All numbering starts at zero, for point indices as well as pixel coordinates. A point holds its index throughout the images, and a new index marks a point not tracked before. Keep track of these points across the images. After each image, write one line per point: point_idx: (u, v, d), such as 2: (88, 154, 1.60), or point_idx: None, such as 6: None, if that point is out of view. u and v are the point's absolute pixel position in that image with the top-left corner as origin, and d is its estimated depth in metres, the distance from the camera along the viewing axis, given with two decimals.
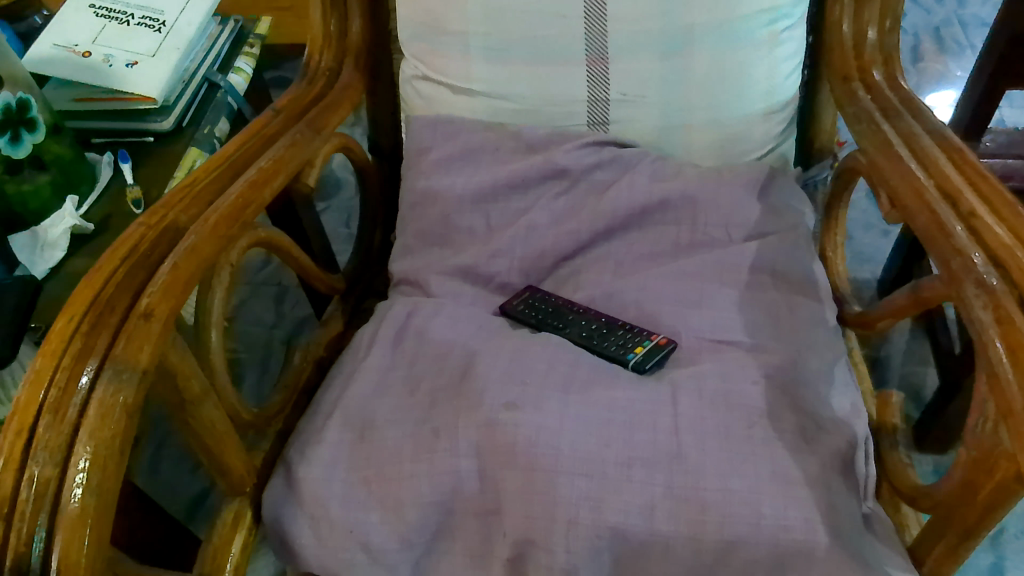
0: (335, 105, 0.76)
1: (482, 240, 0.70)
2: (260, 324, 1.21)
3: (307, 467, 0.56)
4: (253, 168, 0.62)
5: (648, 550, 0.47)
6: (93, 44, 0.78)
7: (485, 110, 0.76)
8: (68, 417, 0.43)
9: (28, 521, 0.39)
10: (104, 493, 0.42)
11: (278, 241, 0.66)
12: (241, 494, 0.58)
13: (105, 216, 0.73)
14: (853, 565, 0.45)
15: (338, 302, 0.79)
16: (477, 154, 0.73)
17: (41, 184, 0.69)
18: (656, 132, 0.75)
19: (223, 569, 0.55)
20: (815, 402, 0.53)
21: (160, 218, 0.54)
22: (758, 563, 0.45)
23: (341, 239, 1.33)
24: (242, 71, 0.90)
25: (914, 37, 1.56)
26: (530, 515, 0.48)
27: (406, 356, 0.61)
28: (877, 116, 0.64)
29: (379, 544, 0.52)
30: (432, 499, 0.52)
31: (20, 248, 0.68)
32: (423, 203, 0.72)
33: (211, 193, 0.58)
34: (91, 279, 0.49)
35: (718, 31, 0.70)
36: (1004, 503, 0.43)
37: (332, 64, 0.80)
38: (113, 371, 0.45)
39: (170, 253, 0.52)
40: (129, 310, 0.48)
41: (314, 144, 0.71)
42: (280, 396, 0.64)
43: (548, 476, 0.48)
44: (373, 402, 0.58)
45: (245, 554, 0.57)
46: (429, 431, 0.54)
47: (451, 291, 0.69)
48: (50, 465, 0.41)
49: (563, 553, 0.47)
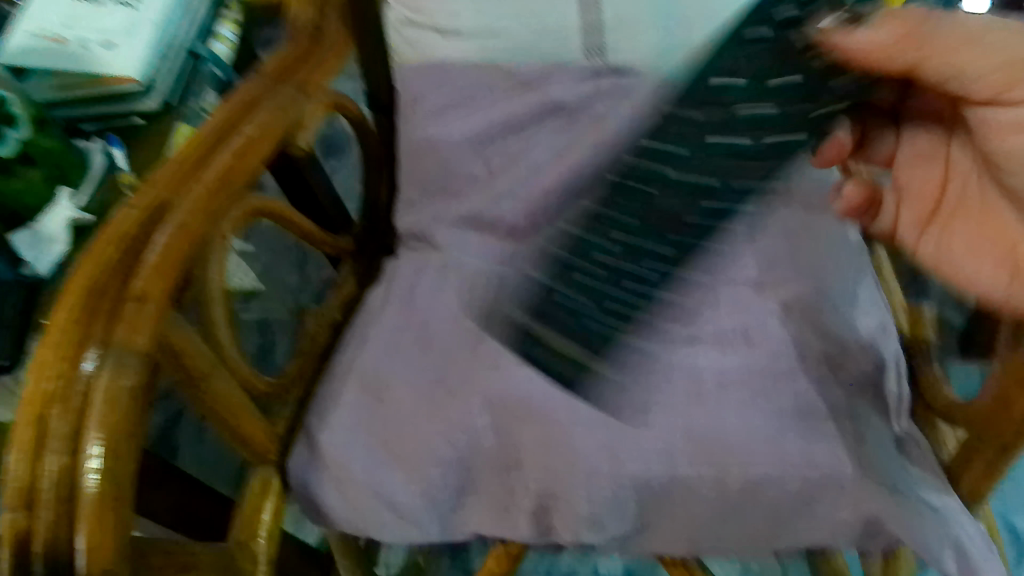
0: (319, 60, 0.72)
1: (482, 186, 0.69)
2: (286, 287, 1.24)
3: (328, 433, 0.56)
4: (239, 135, 0.59)
5: (670, 491, 0.48)
6: (65, 28, 0.72)
7: (477, 51, 0.69)
8: (76, 406, 0.44)
9: (50, 509, 0.42)
10: (121, 474, 0.44)
11: (275, 208, 0.64)
12: (266, 463, 0.59)
13: (105, 207, 0.70)
14: (876, 496, 0.46)
15: (349, 263, 0.78)
16: (476, 96, 0.70)
17: (33, 179, 0.65)
18: (655, 55, 0.68)
19: (257, 536, 0.57)
20: (840, 324, 0.52)
21: (148, 197, 0.53)
22: (783, 498, 0.47)
23: (355, 196, 1.32)
24: (226, 39, 0.86)
25: None
26: (551, 468, 0.49)
27: (417, 316, 0.60)
28: None
29: (406, 503, 0.53)
30: (449, 456, 0.52)
31: (25, 246, 0.66)
32: (419, 151, 0.70)
33: (196, 164, 0.56)
34: (83, 266, 0.48)
35: None
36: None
37: (314, 15, 0.75)
38: (114, 357, 0.45)
39: (158, 233, 0.51)
40: (123, 294, 0.48)
41: (300, 104, 0.67)
42: (297, 362, 0.65)
43: (565, 432, 0.49)
44: (387, 363, 0.58)
45: (277, 519, 0.59)
46: (444, 390, 0.54)
47: (458, 241, 0.66)
48: (64, 454, 0.43)
49: (586, 504, 0.47)
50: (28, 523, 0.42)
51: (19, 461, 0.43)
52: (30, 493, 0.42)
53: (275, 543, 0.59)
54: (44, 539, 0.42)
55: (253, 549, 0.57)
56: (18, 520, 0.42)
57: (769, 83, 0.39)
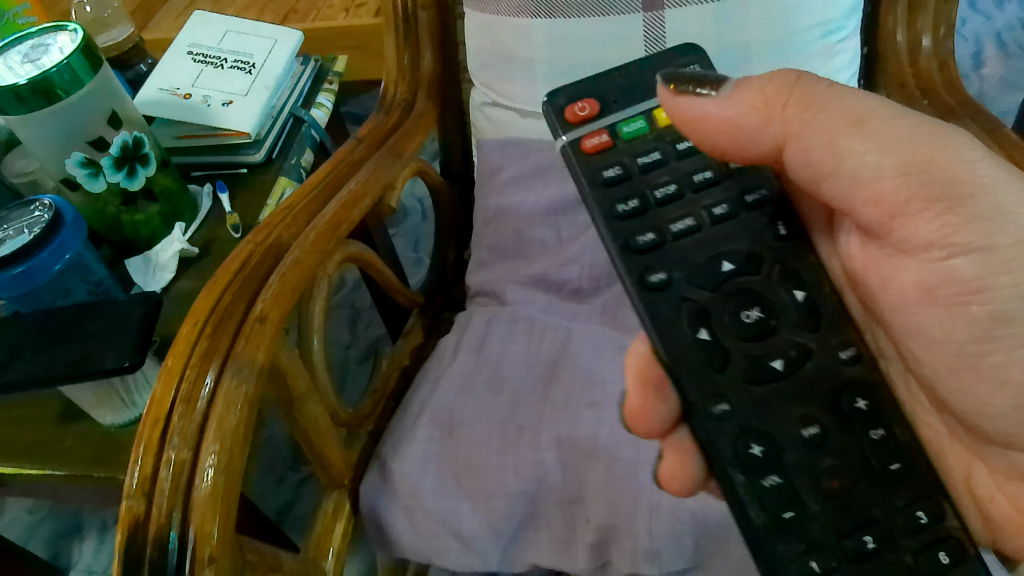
0: (412, 131, 0.81)
1: (554, 252, 0.74)
2: (337, 344, 1.29)
3: (400, 461, 0.61)
4: (343, 192, 0.68)
5: (724, 527, 0.52)
6: (193, 87, 0.90)
7: (553, 132, 0.80)
8: (198, 409, 0.49)
9: (167, 499, 0.47)
10: (231, 474, 0.49)
11: (366, 258, 0.71)
12: (339, 488, 0.64)
13: (207, 241, 0.83)
14: None
15: (418, 315, 0.84)
16: (547, 172, 0.77)
17: (151, 214, 0.80)
18: None
19: (326, 555, 0.61)
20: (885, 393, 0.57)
21: (265, 236, 0.61)
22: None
23: (411, 263, 1.39)
24: (324, 106, 1.00)
25: (976, 43, 1.52)
26: (613, 503, 0.54)
27: (489, 362, 0.65)
28: (936, 120, 0.66)
29: (471, 531, 0.57)
30: (518, 489, 0.56)
31: (136, 270, 0.80)
32: (496, 218, 0.76)
33: (307, 214, 0.64)
34: (209, 292, 0.56)
35: (773, 47, 0.72)
36: None
37: (406, 95, 0.85)
38: (234, 368, 0.51)
39: (276, 267, 0.58)
40: (245, 315, 0.54)
41: (394, 168, 0.75)
42: (371, 399, 0.71)
43: (630, 466, 0.54)
44: (458, 403, 0.63)
45: (345, 542, 0.63)
46: (515, 428, 0.59)
47: (525, 299, 0.71)
48: (184, 450, 0.48)
49: (646, 537, 0.52)
50: (145, 510, 0.47)
51: (143, 454, 0.48)
52: (152, 484, 0.47)
53: (340, 565, 0.63)
54: (157, 526, 0.46)
55: (322, 567, 0.60)
56: (137, 506, 0.47)
57: (702, 332, 0.46)
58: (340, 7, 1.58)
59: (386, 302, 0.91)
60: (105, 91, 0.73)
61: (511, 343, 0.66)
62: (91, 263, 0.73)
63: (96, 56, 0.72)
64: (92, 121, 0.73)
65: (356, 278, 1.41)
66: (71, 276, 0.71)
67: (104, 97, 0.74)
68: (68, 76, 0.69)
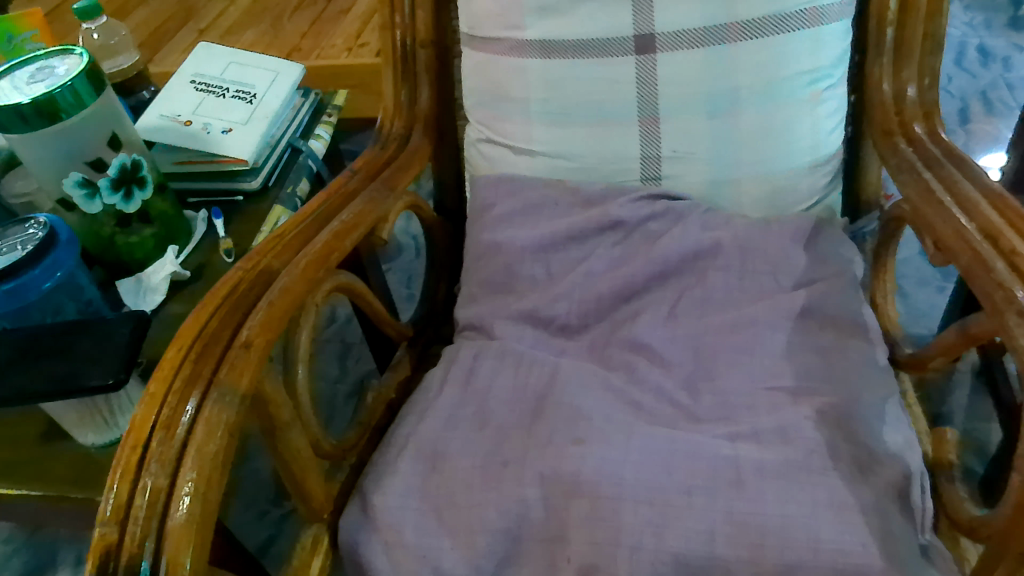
0: (406, 165, 0.82)
1: (543, 287, 0.73)
2: (326, 378, 1.28)
3: (382, 495, 0.60)
4: (336, 221, 0.68)
5: (709, 570, 0.51)
6: (194, 114, 0.91)
7: (545, 169, 0.81)
8: (178, 435, 0.49)
9: (141, 526, 0.45)
10: (207, 503, 0.48)
11: (355, 289, 0.71)
12: (319, 521, 0.63)
13: (199, 265, 0.84)
14: None
15: (406, 348, 0.83)
16: (540, 209, 0.76)
17: (146, 237, 0.80)
18: (706, 185, 0.78)
19: None
20: (870, 436, 0.57)
21: (256, 263, 0.61)
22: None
23: (403, 299, 1.39)
24: (322, 137, 1.01)
25: (962, 100, 1.55)
26: (596, 541, 0.52)
27: (476, 396, 0.65)
28: (920, 166, 0.67)
29: (451, 569, 0.55)
30: (499, 526, 0.55)
31: (127, 292, 0.80)
32: (487, 254, 0.76)
33: (299, 242, 0.64)
34: (196, 318, 0.56)
35: (762, 91, 0.74)
36: None
37: (402, 130, 0.86)
38: (217, 394, 0.51)
39: (265, 293, 0.58)
40: (231, 341, 0.54)
41: (387, 200, 0.76)
42: (356, 430, 0.70)
43: (613, 503, 0.53)
44: (444, 437, 0.62)
45: None
46: (499, 463, 0.58)
47: (514, 334, 0.71)
48: (162, 477, 0.47)
49: None
50: (118, 539, 0.45)
51: (119, 480, 0.47)
52: (126, 511, 0.46)
53: None
54: (130, 555, 0.44)
55: None
56: (110, 534, 0.45)
57: None
58: (343, 47, 1.60)
59: (375, 334, 0.91)
60: (107, 113, 0.74)
61: (497, 378, 0.65)
62: (83, 282, 0.73)
63: (101, 79, 0.73)
64: (93, 142, 0.74)
65: (347, 314, 1.40)
66: (61, 293, 0.71)
67: (106, 120, 0.74)
68: (72, 98, 0.69)
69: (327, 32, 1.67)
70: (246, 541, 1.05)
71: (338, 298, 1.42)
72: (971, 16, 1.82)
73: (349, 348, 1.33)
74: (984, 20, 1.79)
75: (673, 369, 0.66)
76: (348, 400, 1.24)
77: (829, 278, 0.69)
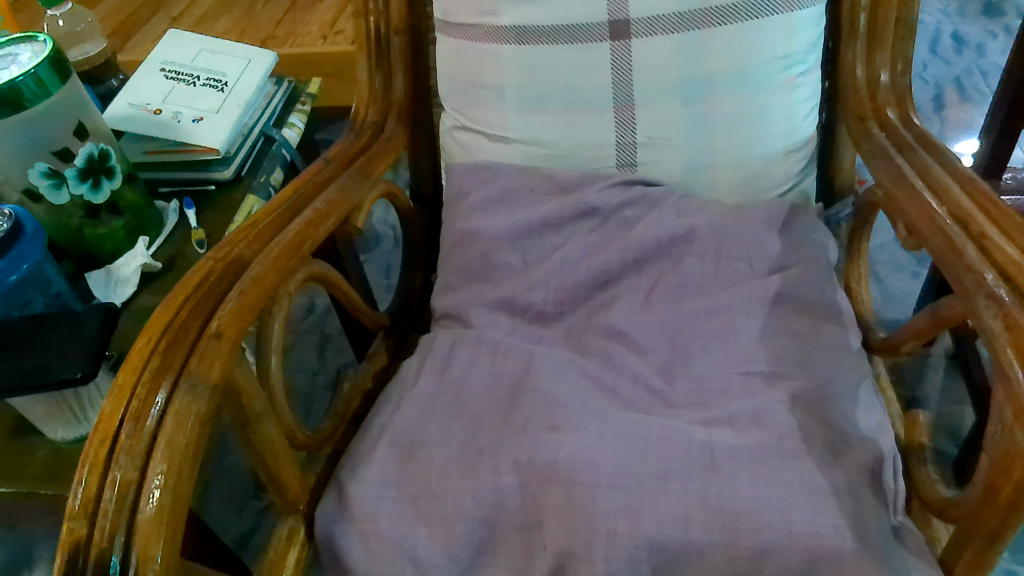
0: (381, 153, 0.81)
1: (520, 275, 0.73)
2: (305, 370, 1.27)
3: (358, 485, 0.60)
4: (309, 209, 0.67)
5: (683, 554, 0.51)
6: (164, 103, 0.89)
7: (521, 156, 0.80)
8: (147, 427, 0.48)
9: (110, 520, 0.45)
10: (177, 496, 0.47)
11: (330, 278, 0.70)
12: (295, 512, 0.63)
13: (170, 256, 0.82)
14: (880, 569, 0.49)
15: (383, 338, 0.83)
16: (516, 197, 0.75)
17: (116, 228, 0.79)
18: (681, 171, 0.78)
19: None
20: (843, 420, 0.58)
21: (227, 252, 0.60)
22: (791, 562, 0.50)
23: (381, 289, 1.38)
24: (295, 126, 1.00)
25: (936, 87, 1.57)
26: (571, 528, 0.53)
27: (452, 384, 0.65)
28: (893, 151, 0.68)
29: (427, 558, 0.55)
30: (475, 514, 0.55)
31: (97, 285, 0.78)
32: (463, 242, 0.75)
33: (271, 231, 0.63)
34: (166, 308, 0.55)
35: (736, 77, 0.74)
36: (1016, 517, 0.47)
37: (377, 118, 0.85)
38: (188, 386, 0.50)
39: (236, 283, 0.58)
40: (202, 331, 0.54)
41: (361, 189, 0.75)
42: (331, 422, 0.70)
43: (588, 490, 0.53)
44: (420, 426, 0.62)
45: (299, 568, 0.62)
46: (474, 451, 0.58)
47: (490, 322, 0.71)
48: (131, 470, 0.46)
49: (603, 563, 0.51)
50: (86, 533, 0.44)
51: (88, 474, 0.46)
52: (95, 504, 0.45)
53: None
54: (99, 549, 0.44)
55: None
56: (79, 528, 0.44)
57: None
58: (318, 34, 1.58)
59: (352, 324, 0.90)
60: (72, 102, 0.73)
61: (473, 367, 0.65)
62: (51, 275, 0.71)
63: (65, 66, 0.71)
64: (59, 132, 0.72)
65: (326, 304, 1.39)
66: (29, 287, 0.69)
67: (71, 108, 0.73)
68: (35, 87, 0.68)
69: (302, 20, 1.65)
70: (225, 535, 1.04)
71: (316, 289, 1.41)
72: (946, 2, 1.83)
73: (327, 338, 1.32)
74: (958, 7, 1.81)
75: (649, 355, 0.66)
76: (327, 390, 1.23)
77: (803, 263, 0.69)
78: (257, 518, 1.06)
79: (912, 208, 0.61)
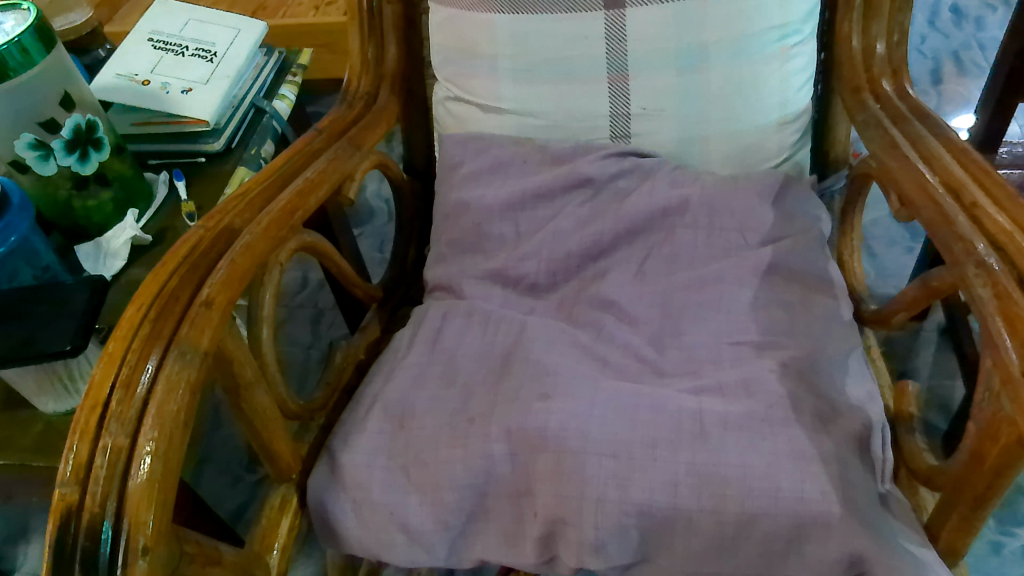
0: (373, 124, 0.80)
1: (512, 246, 0.73)
2: (298, 344, 1.27)
3: (349, 453, 0.60)
4: (300, 179, 0.67)
5: (672, 520, 0.52)
6: (152, 73, 0.88)
7: (514, 128, 0.80)
8: (137, 394, 0.48)
9: (102, 485, 0.45)
10: (168, 462, 0.47)
11: (322, 249, 0.70)
12: (287, 481, 0.63)
13: (161, 229, 0.82)
14: (866, 535, 0.50)
15: (376, 310, 0.83)
16: (507, 168, 0.75)
17: (104, 200, 0.79)
18: (675, 142, 0.77)
19: (271, 549, 0.60)
20: (833, 389, 0.58)
21: (217, 221, 0.59)
22: (777, 528, 0.51)
23: (375, 263, 1.37)
24: (287, 97, 1.00)
25: (934, 61, 1.56)
26: (562, 495, 0.53)
27: (443, 355, 0.65)
28: (887, 122, 0.67)
29: (418, 526, 0.56)
30: (466, 481, 0.55)
31: (86, 257, 0.78)
32: (455, 213, 0.75)
33: (261, 200, 0.63)
34: (155, 277, 0.55)
35: (731, 47, 0.73)
36: (1002, 482, 0.48)
37: (369, 88, 0.84)
38: (178, 353, 0.50)
39: (226, 251, 0.57)
40: (192, 299, 0.53)
41: (353, 159, 0.75)
42: (323, 392, 0.70)
43: (577, 457, 0.53)
44: (411, 395, 0.62)
45: (292, 536, 0.62)
46: (465, 419, 0.58)
47: (482, 294, 0.71)
48: (122, 436, 0.46)
49: (592, 530, 0.52)
50: (79, 498, 0.44)
51: (79, 441, 0.46)
52: (86, 470, 0.45)
53: (285, 560, 0.62)
54: (91, 514, 0.44)
55: (266, 561, 0.59)
56: (71, 493, 0.44)
57: None
58: (310, 5, 1.56)
59: (345, 296, 0.90)
60: (58, 72, 0.72)
61: (465, 338, 0.65)
62: (39, 247, 0.71)
63: (49, 35, 0.70)
64: (45, 101, 0.72)
65: (319, 279, 1.39)
66: (17, 259, 0.68)
67: (57, 78, 0.72)
68: (20, 56, 0.67)
69: None
70: (221, 508, 1.05)
71: (310, 264, 1.41)
72: None
73: (320, 312, 1.32)
74: None
75: (641, 326, 0.66)
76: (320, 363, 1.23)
77: (793, 235, 0.69)
78: (252, 491, 1.07)
79: (905, 179, 0.61)
